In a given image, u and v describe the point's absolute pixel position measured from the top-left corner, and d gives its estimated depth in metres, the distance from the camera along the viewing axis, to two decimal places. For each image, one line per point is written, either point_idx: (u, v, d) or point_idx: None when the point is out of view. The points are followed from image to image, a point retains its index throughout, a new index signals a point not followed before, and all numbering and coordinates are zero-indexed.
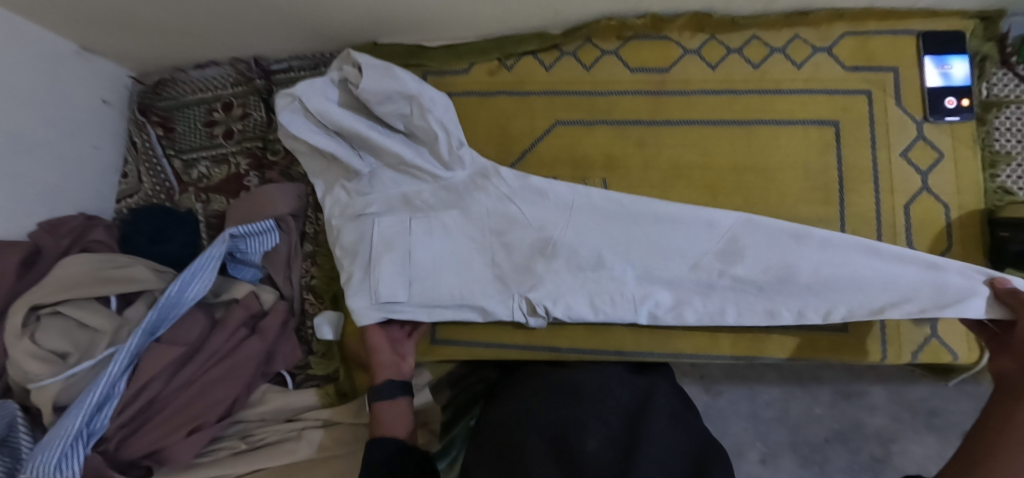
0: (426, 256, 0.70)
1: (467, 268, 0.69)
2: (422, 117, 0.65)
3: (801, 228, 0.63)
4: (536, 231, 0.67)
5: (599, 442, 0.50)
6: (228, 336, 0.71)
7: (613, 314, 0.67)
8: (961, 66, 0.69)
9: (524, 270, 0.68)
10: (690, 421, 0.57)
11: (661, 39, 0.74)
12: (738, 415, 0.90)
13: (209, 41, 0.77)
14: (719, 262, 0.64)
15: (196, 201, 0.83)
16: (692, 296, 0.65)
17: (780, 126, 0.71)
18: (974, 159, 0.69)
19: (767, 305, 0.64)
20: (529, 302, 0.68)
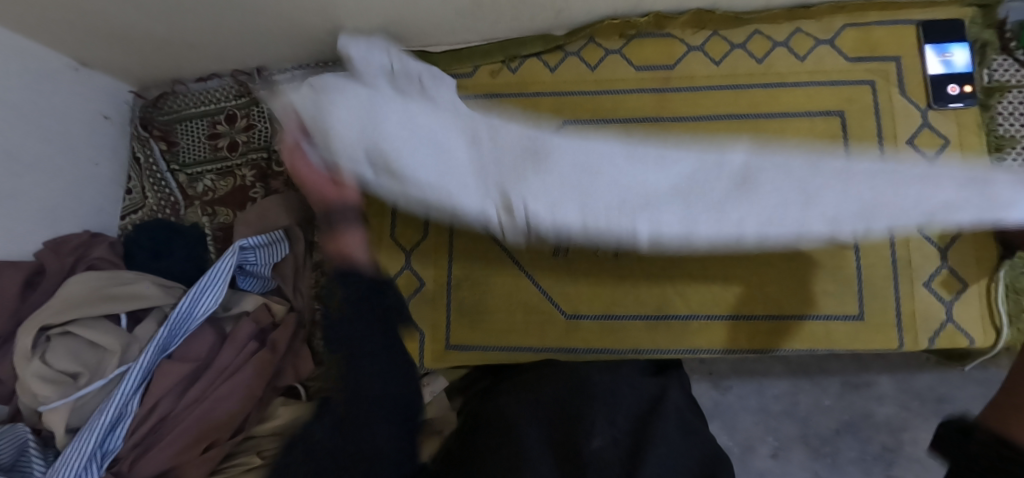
0: (393, 123, 0.58)
1: (445, 152, 0.58)
2: (404, 75, 0.66)
3: (813, 160, 0.55)
4: (524, 132, 0.61)
5: (605, 441, 0.51)
6: (238, 351, 0.70)
7: (609, 224, 0.57)
8: (962, 53, 0.70)
9: (507, 167, 0.58)
10: (700, 428, 0.58)
11: (664, 36, 0.75)
12: (747, 410, 0.90)
13: (211, 53, 0.76)
14: (726, 203, 0.53)
15: (201, 216, 0.83)
16: (701, 213, 0.54)
17: (786, 118, 0.72)
18: (980, 145, 0.69)
19: (801, 187, 0.52)
20: (505, 200, 0.58)
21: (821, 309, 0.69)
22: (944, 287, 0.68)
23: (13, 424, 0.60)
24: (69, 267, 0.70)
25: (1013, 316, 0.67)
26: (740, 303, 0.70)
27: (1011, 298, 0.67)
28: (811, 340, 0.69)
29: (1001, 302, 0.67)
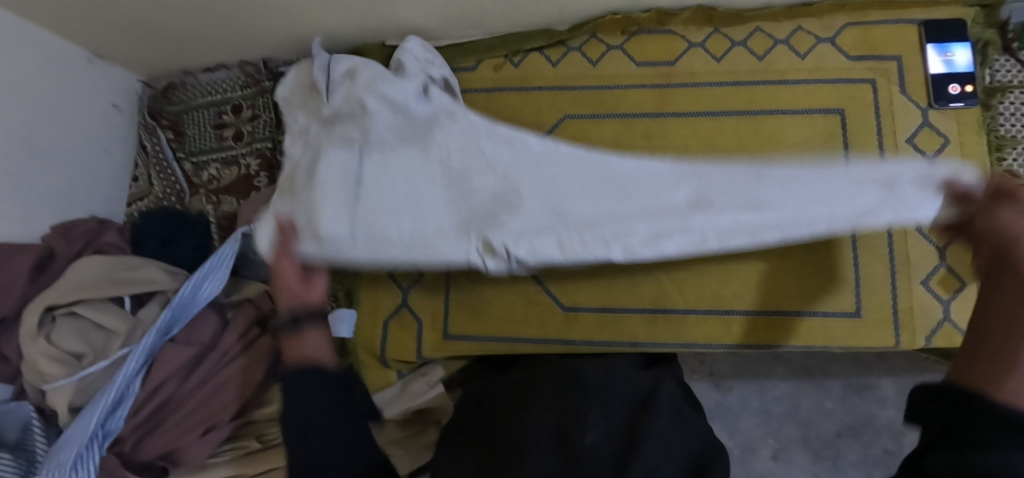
0: (386, 196, 0.70)
1: (421, 210, 0.69)
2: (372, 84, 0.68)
3: (758, 169, 0.69)
4: (496, 179, 0.69)
5: (599, 435, 0.50)
6: (240, 336, 0.70)
7: (584, 253, 0.68)
8: (963, 53, 0.70)
9: (484, 215, 0.69)
10: (697, 420, 0.58)
11: (665, 33, 0.75)
12: (748, 411, 0.90)
13: (217, 43, 0.78)
14: (692, 209, 0.67)
15: (207, 204, 0.81)
16: (713, 185, 0.68)
17: (786, 116, 0.72)
18: (980, 144, 0.69)
19: (749, 196, 0.67)
20: (487, 243, 0.68)
21: (818, 305, 0.69)
22: (941, 286, 0.68)
23: (18, 401, 0.61)
24: (78, 251, 0.71)
25: None
26: (739, 298, 0.70)
27: None
28: (811, 337, 0.69)
29: None
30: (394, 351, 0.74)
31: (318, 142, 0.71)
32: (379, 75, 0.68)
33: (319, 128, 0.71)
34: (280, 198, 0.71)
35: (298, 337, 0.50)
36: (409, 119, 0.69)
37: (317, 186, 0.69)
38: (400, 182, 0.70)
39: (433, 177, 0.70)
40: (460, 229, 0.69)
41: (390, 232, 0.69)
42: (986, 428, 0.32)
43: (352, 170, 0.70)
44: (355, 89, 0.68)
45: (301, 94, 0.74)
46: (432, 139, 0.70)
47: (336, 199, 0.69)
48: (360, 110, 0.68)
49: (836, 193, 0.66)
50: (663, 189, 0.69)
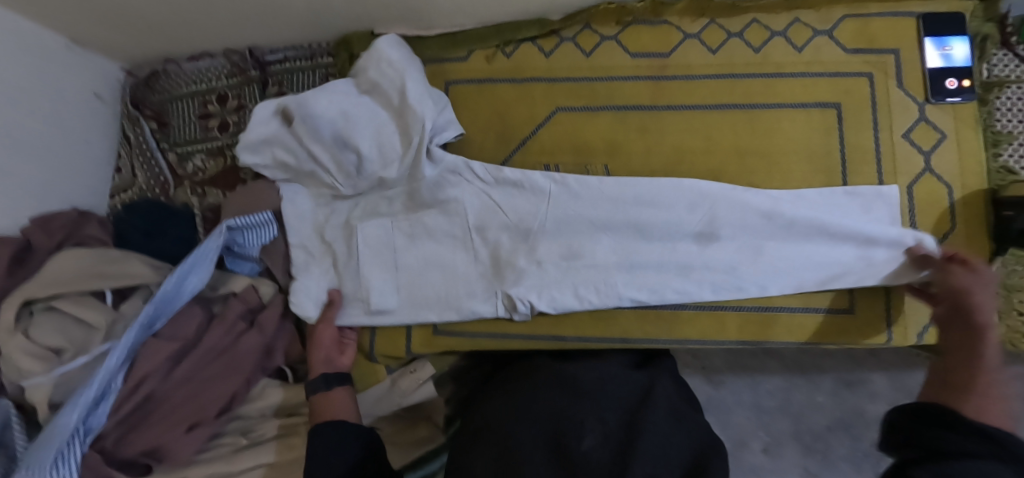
0: (419, 260, 0.73)
1: (450, 268, 0.72)
2: (362, 128, 0.69)
3: (772, 208, 0.67)
4: (513, 223, 0.71)
5: (595, 440, 0.54)
6: (225, 331, 0.68)
7: (599, 302, 0.69)
8: (961, 47, 0.69)
9: (506, 266, 0.70)
10: (692, 415, 0.61)
11: (661, 23, 0.73)
12: (740, 405, 0.90)
13: (201, 30, 0.75)
14: (696, 244, 0.69)
15: (191, 196, 0.80)
16: (716, 228, 0.68)
17: (782, 109, 0.71)
18: (976, 141, 0.68)
19: (751, 243, 0.68)
20: (510, 298, 0.70)
21: (812, 302, 0.68)
22: None
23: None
24: (57, 244, 0.69)
25: (1003, 312, 0.67)
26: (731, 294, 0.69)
27: (1003, 295, 0.67)
28: (805, 334, 0.68)
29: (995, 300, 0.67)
30: (382, 348, 0.73)
31: (347, 216, 0.74)
32: (379, 139, 0.70)
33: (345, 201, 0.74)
34: (313, 263, 0.74)
35: (327, 394, 0.65)
36: (416, 183, 0.72)
37: (359, 264, 0.72)
38: (429, 243, 0.73)
39: (456, 235, 0.72)
40: (486, 282, 0.71)
41: (426, 292, 0.72)
42: (950, 436, 0.45)
43: (387, 242, 0.73)
44: (372, 164, 0.70)
45: (289, 156, 0.71)
46: (444, 199, 0.72)
47: (376, 270, 0.72)
48: (379, 183, 0.72)
49: (843, 235, 0.67)
50: (673, 229, 0.69)
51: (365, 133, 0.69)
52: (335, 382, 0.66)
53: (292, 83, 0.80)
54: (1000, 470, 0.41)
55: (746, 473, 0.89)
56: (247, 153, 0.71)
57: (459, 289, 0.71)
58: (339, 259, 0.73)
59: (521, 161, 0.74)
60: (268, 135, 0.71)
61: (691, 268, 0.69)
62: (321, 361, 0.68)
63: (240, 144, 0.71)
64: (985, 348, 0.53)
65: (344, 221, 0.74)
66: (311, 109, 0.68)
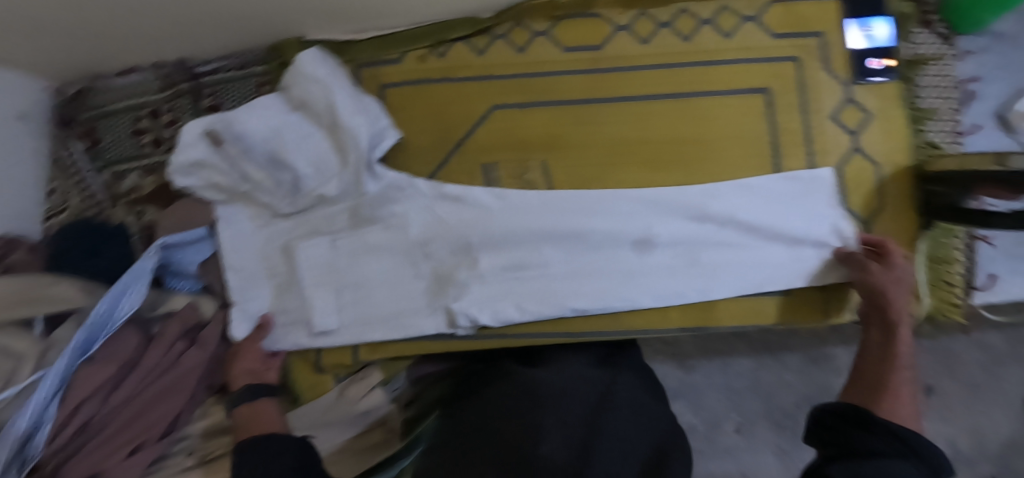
0: (365, 275, 0.72)
1: (398, 282, 0.72)
2: (294, 149, 0.68)
3: (702, 210, 0.69)
4: (455, 239, 0.70)
5: (554, 445, 0.53)
6: (165, 351, 0.67)
7: (541, 313, 0.69)
8: (882, 27, 0.71)
9: (449, 280, 0.71)
10: (653, 407, 0.64)
11: (592, 16, 0.74)
12: (711, 388, 0.92)
13: (124, 43, 0.73)
14: (635, 252, 0.69)
15: (128, 215, 0.78)
16: (657, 234, 0.69)
17: (716, 97, 0.71)
18: (902, 117, 0.70)
19: (689, 247, 0.69)
20: (453, 313, 0.70)
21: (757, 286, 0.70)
22: None
23: None
24: None
25: (932, 283, 0.68)
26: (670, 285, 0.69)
27: (930, 267, 0.68)
28: (748, 318, 0.70)
29: (924, 271, 0.68)
30: (330, 356, 0.73)
31: (287, 238, 0.73)
32: (314, 157, 0.69)
33: (287, 218, 0.73)
34: (252, 287, 0.73)
35: (256, 404, 0.66)
36: (359, 200, 0.72)
37: (302, 286, 0.72)
38: (373, 258, 0.72)
39: (396, 250, 0.72)
40: (429, 298, 0.72)
41: (373, 308, 0.72)
42: (868, 435, 0.50)
43: (331, 260, 0.72)
44: (310, 181, 0.70)
45: (223, 178, 0.70)
46: (387, 216, 0.71)
47: (320, 290, 0.72)
48: (320, 199, 0.72)
49: (773, 236, 0.69)
50: (617, 239, 0.70)
51: (300, 151, 0.68)
52: (262, 392, 0.67)
53: (227, 93, 0.79)
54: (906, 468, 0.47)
55: (721, 452, 0.91)
56: (179, 175, 0.69)
57: (406, 302, 0.72)
58: (282, 282, 0.73)
59: (459, 162, 0.73)
60: (199, 157, 0.68)
61: (635, 274, 0.69)
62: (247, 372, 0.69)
63: (171, 167, 0.68)
64: (893, 345, 0.59)
65: (283, 243, 0.74)
66: (240, 129, 0.66)
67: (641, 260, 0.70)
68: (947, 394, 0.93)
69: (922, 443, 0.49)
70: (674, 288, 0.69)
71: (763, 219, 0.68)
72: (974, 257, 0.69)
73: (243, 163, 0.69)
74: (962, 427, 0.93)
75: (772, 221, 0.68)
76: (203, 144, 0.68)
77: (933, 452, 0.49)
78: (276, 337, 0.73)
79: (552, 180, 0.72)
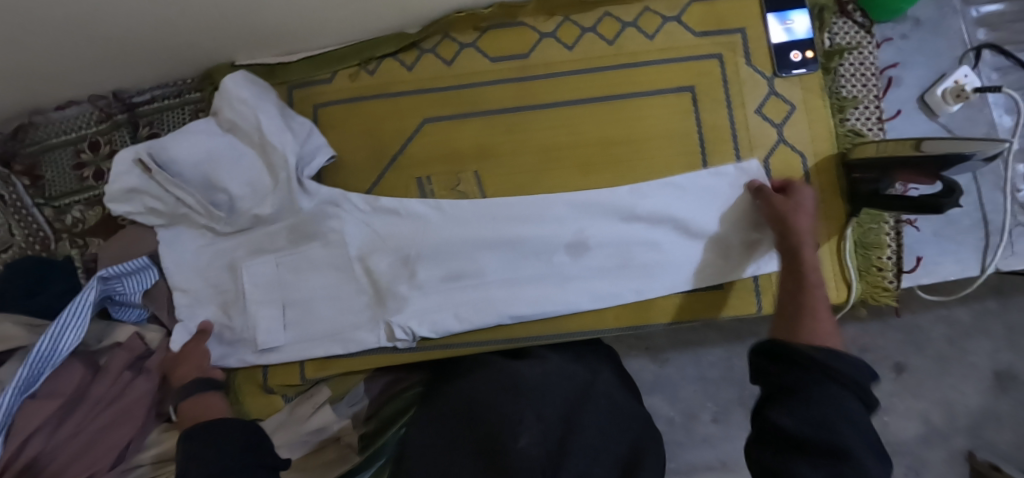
0: (305, 292, 0.73)
1: (339, 297, 0.73)
2: (227, 175, 0.68)
3: (631, 209, 0.70)
4: (395, 251, 0.72)
5: (532, 437, 0.51)
6: (111, 383, 0.68)
7: (478, 321, 0.71)
8: (801, 20, 0.71)
9: (388, 293, 0.71)
10: (632, 406, 0.61)
11: (518, 25, 0.75)
12: (686, 379, 0.93)
13: (56, 80, 0.73)
14: (568, 254, 0.71)
15: (72, 248, 0.78)
16: (590, 232, 0.70)
17: (643, 97, 0.72)
18: (825, 108, 0.71)
19: (623, 244, 0.70)
20: (391, 327, 0.71)
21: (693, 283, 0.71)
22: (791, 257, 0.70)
23: None
24: None
25: (862, 270, 0.69)
26: (604, 288, 0.70)
27: (859, 253, 0.69)
28: (687, 312, 0.72)
29: (853, 258, 0.69)
30: (278, 377, 0.74)
31: (232, 256, 0.73)
32: (249, 179, 0.69)
33: (228, 240, 0.73)
34: (200, 307, 0.73)
35: (201, 397, 0.66)
36: (296, 218, 0.72)
37: (246, 303, 0.72)
38: (315, 274, 0.73)
39: (337, 264, 0.73)
40: (371, 312, 0.73)
41: (316, 325, 0.73)
42: (805, 374, 0.46)
43: (274, 279, 0.73)
44: (246, 202, 0.70)
45: (159, 203, 0.70)
46: (327, 231, 0.72)
47: (264, 308, 0.72)
48: (258, 220, 0.72)
49: (703, 230, 0.70)
50: (550, 242, 0.70)
51: (233, 174, 0.69)
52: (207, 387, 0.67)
53: (163, 123, 0.80)
54: (846, 401, 0.44)
55: (699, 443, 0.92)
56: (116, 202, 0.70)
57: (348, 317, 0.73)
58: (227, 299, 0.73)
59: (393, 177, 0.74)
60: (134, 184, 0.69)
61: (570, 275, 0.71)
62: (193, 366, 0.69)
63: (107, 194, 0.69)
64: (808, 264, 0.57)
65: (230, 261, 0.74)
66: (172, 153, 0.68)
67: (575, 260, 0.71)
68: (916, 368, 0.91)
69: (856, 365, 0.46)
70: (608, 287, 0.70)
71: (692, 215, 0.69)
72: (903, 241, 0.70)
73: (173, 191, 0.68)
74: (929, 400, 0.91)
75: (700, 217, 0.70)
76: (135, 172, 0.68)
77: (866, 371, 0.47)
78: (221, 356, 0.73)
79: (485, 187, 0.73)
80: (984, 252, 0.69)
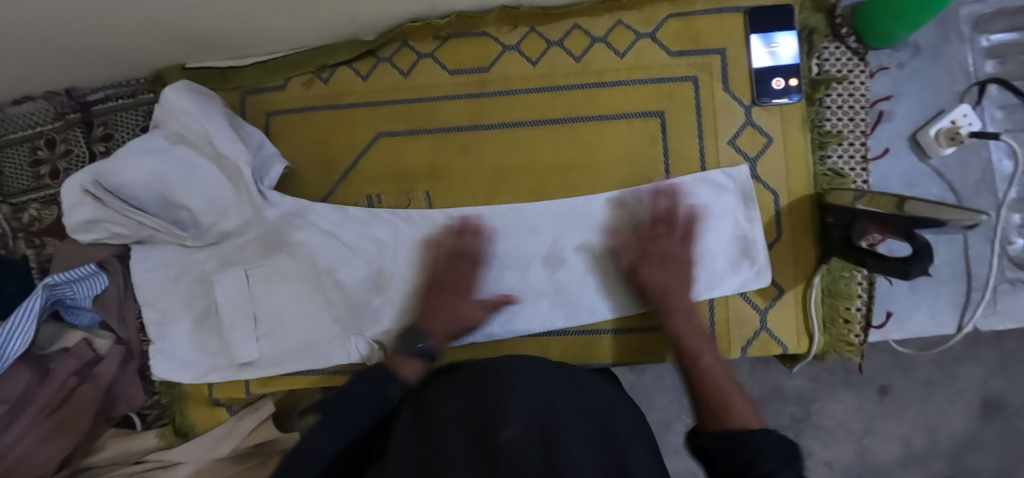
0: (272, 308, 0.70)
1: (310, 314, 0.70)
2: (183, 192, 0.65)
3: (611, 222, 0.66)
4: (367, 265, 0.69)
5: (518, 429, 0.42)
6: (57, 388, 0.69)
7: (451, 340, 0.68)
8: (788, 42, 0.64)
9: (363, 308, 0.69)
10: (614, 402, 0.52)
11: (478, 36, 0.69)
12: (662, 389, 0.89)
13: (8, 82, 0.72)
14: (545, 267, 0.67)
15: (28, 247, 0.78)
16: (564, 251, 0.67)
17: (606, 120, 0.68)
18: (804, 141, 0.65)
19: (596, 263, 0.67)
20: (367, 342, 0.69)
21: (645, 322, 0.68)
22: (758, 294, 0.65)
23: None
24: None
25: (827, 320, 0.65)
26: (559, 321, 0.67)
27: (826, 302, 0.65)
28: (641, 351, 0.68)
29: (819, 307, 0.65)
30: (222, 390, 0.72)
31: (203, 269, 0.70)
32: (207, 192, 0.66)
33: (195, 254, 0.70)
34: (168, 324, 0.71)
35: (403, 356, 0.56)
36: (263, 228, 0.69)
37: (219, 318, 0.69)
38: (283, 288, 0.70)
39: (305, 277, 0.70)
40: (343, 328, 0.70)
41: (285, 343, 0.70)
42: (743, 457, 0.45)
43: (244, 293, 0.69)
44: (208, 216, 0.67)
45: (123, 228, 0.67)
46: (293, 243, 0.69)
47: (235, 323, 0.69)
48: (225, 234, 0.69)
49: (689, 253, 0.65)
50: (529, 261, 0.67)
51: (191, 189, 0.66)
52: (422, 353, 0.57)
53: (117, 123, 0.78)
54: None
55: (671, 453, 0.89)
56: (80, 233, 0.67)
57: (320, 332, 0.70)
58: (199, 313, 0.71)
59: (343, 192, 0.72)
60: (91, 216, 0.65)
61: (543, 294, 0.68)
62: (447, 324, 0.62)
63: (67, 227, 0.66)
64: (674, 324, 0.60)
65: (200, 274, 0.71)
66: (123, 179, 0.64)
67: (554, 280, 0.67)
68: (902, 393, 0.79)
69: (761, 438, 0.45)
70: (585, 307, 0.67)
71: None
72: (873, 292, 0.65)
73: (131, 215, 0.65)
74: (911, 424, 0.79)
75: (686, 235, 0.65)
76: (88, 203, 0.65)
77: (770, 436, 0.46)
78: (178, 369, 0.71)
79: (435, 207, 0.70)
80: (964, 309, 0.65)
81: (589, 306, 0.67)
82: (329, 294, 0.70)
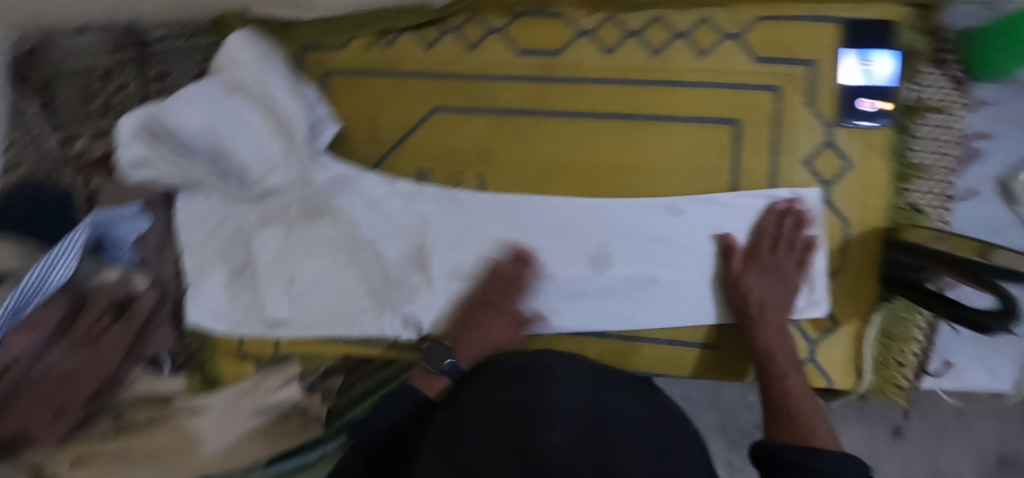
0: (308, 273, 0.69)
1: (344, 283, 0.70)
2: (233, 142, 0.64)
3: (661, 231, 0.64)
4: (409, 242, 0.68)
5: (565, 433, 0.40)
6: (90, 324, 0.63)
7: None
8: (883, 62, 0.60)
9: (399, 284, 0.68)
10: (649, 399, 0.50)
11: (551, 16, 0.66)
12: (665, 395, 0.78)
13: (75, 7, 0.71)
14: (590, 266, 0.65)
15: (75, 178, 0.77)
16: (613, 254, 0.65)
17: (676, 123, 0.64)
18: (884, 171, 0.61)
19: (643, 270, 0.64)
20: (404, 318, 0.69)
21: (683, 336, 0.65)
22: (811, 324, 0.63)
23: None
24: None
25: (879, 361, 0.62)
26: (596, 321, 0.66)
27: (881, 344, 0.62)
28: (678, 366, 0.66)
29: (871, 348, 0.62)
30: (251, 345, 0.74)
31: (243, 223, 0.70)
32: (256, 145, 0.65)
33: (240, 205, 0.70)
34: (204, 272, 0.71)
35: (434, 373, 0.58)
36: (307, 191, 0.68)
37: (256, 274, 0.69)
38: (321, 253, 0.69)
39: (345, 244, 0.69)
40: (377, 301, 0.69)
41: (319, 308, 0.70)
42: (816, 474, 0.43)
43: (283, 253, 0.69)
44: (256, 171, 0.66)
45: (169, 171, 0.64)
46: (337, 208, 0.69)
47: (271, 282, 0.70)
48: (270, 191, 0.68)
49: None
50: (574, 259, 0.65)
51: (243, 142, 0.64)
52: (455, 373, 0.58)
53: (174, 62, 0.76)
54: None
55: None
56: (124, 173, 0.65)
57: (353, 302, 0.70)
58: (236, 266, 0.71)
59: (393, 164, 0.70)
60: (136, 156, 0.62)
61: (584, 294, 0.66)
62: (478, 346, 0.60)
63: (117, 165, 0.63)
64: (763, 341, 0.58)
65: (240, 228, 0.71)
66: (176, 121, 0.62)
67: (597, 282, 0.65)
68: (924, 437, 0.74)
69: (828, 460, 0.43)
70: (623, 314, 0.65)
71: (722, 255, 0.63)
72: (932, 337, 0.63)
73: (188, 160, 0.64)
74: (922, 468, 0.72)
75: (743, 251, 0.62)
76: (140, 142, 0.61)
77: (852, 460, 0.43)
78: (209, 318, 0.72)
79: (485, 192, 0.68)
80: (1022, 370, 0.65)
81: (628, 313, 0.65)
82: (365, 264, 0.69)
